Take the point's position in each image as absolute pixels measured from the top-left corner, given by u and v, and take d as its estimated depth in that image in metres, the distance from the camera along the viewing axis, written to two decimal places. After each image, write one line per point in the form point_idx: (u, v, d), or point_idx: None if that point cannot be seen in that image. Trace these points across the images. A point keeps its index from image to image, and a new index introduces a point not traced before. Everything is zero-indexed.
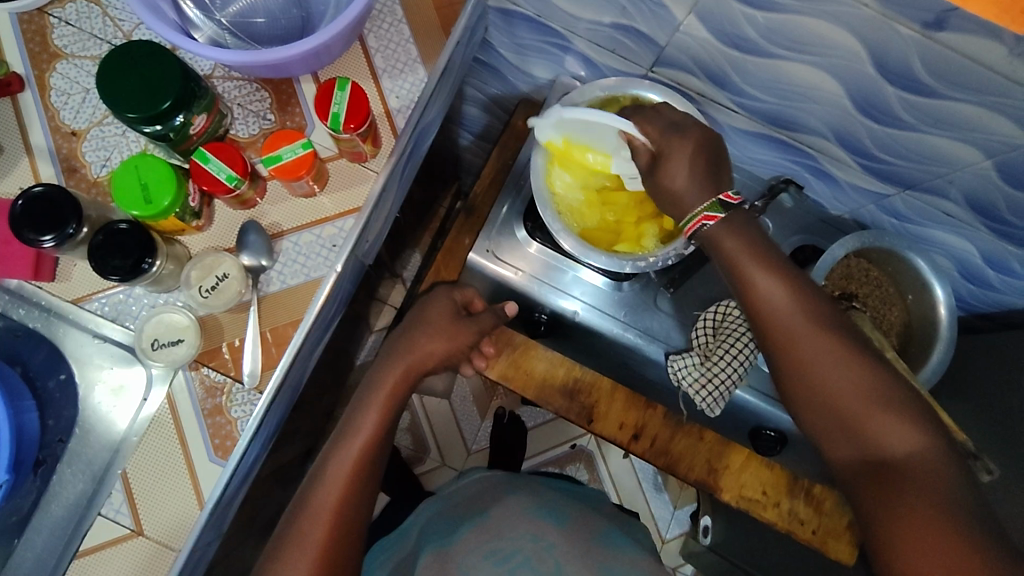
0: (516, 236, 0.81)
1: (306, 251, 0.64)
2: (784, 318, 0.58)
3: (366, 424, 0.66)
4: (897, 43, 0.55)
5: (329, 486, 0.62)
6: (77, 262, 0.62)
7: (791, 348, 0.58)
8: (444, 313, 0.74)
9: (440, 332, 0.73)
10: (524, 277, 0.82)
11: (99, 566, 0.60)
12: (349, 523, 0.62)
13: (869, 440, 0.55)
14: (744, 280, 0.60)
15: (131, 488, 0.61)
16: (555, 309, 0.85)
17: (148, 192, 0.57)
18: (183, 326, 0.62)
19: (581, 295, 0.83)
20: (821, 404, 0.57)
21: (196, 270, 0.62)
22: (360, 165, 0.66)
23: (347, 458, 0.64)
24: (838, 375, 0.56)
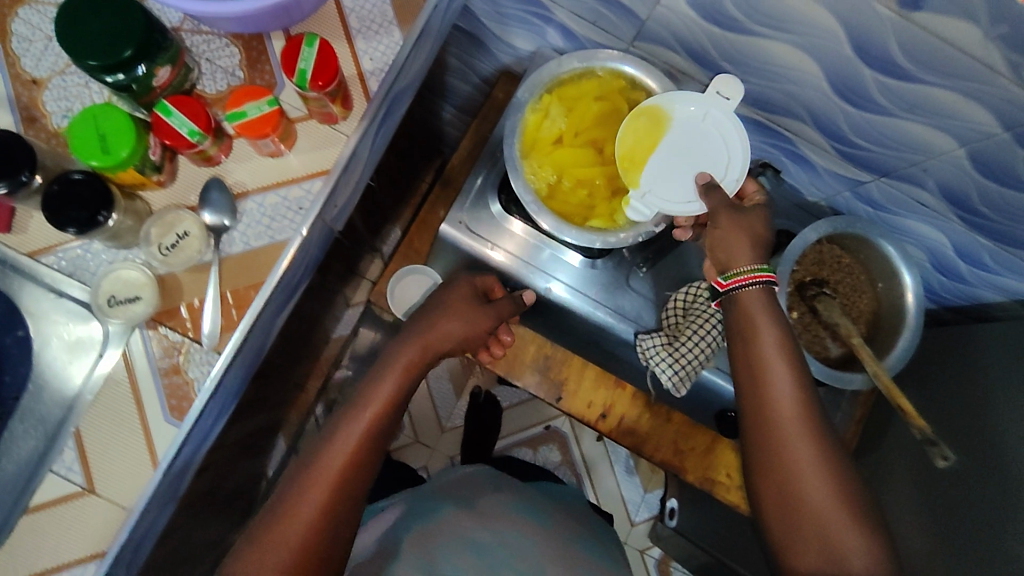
0: (491, 209, 0.80)
1: (271, 212, 0.63)
2: (785, 407, 0.58)
3: (376, 400, 0.65)
4: (875, 24, 0.54)
5: (335, 448, 0.61)
6: (34, 214, 0.61)
7: (777, 439, 0.58)
8: (464, 297, 0.75)
9: (458, 314, 0.73)
10: (499, 252, 0.80)
11: (48, 524, 0.59)
12: (349, 490, 0.59)
13: (828, 545, 0.54)
14: (757, 364, 0.60)
15: (84, 446, 0.60)
16: (527, 284, 0.82)
17: (106, 143, 0.56)
18: (141, 283, 0.60)
19: (556, 270, 0.81)
20: (788, 498, 0.56)
21: (156, 227, 0.61)
22: (330, 127, 0.65)
23: (358, 422, 0.62)
24: (817, 482, 0.56)
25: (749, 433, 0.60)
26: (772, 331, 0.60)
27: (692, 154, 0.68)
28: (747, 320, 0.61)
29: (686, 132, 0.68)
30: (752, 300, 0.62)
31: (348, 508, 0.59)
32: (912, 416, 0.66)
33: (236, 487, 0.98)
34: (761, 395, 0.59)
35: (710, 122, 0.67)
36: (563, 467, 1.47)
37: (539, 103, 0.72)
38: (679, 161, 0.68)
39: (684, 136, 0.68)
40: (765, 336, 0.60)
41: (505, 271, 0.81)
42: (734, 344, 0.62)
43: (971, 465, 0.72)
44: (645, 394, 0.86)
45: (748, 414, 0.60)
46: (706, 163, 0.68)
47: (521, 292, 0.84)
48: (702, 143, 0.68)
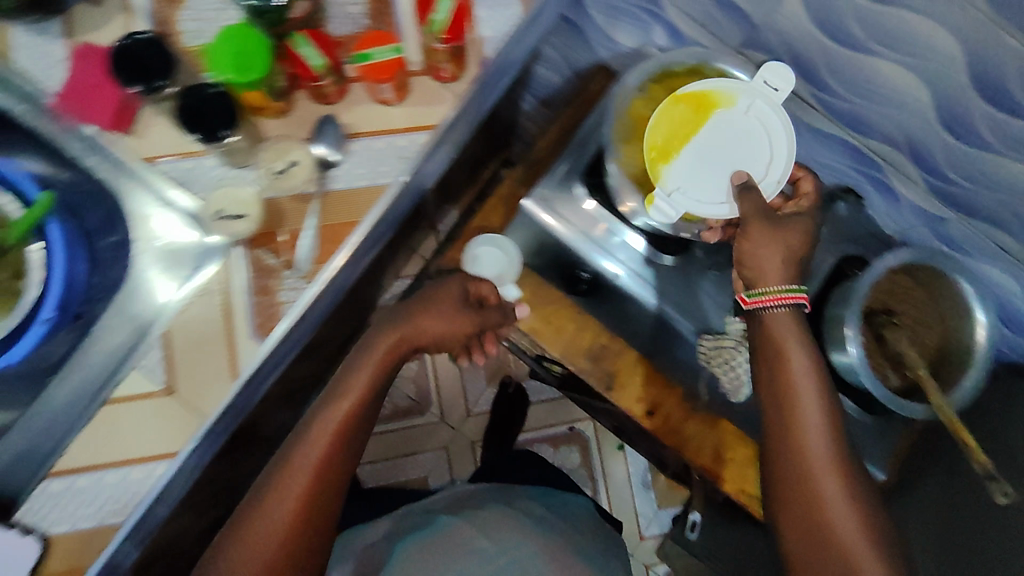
0: (574, 192, 0.80)
1: (375, 156, 0.66)
2: (810, 442, 0.62)
3: (352, 392, 0.68)
4: (999, 53, 0.55)
5: (312, 443, 0.65)
6: (157, 123, 0.63)
7: (803, 472, 0.61)
8: (452, 298, 0.77)
9: (442, 314, 0.75)
10: (573, 231, 0.80)
11: (123, 418, 0.60)
12: (327, 484, 0.64)
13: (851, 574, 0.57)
14: (789, 398, 0.64)
15: (170, 348, 0.61)
16: (597, 270, 0.82)
17: (238, 59, 0.58)
18: (247, 202, 0.62)
19: (628, 261, 0.80)
20: (816, 529, 0.59)
21: (268, 152, 0.64)
22: (439, 84, 0.66)
23: (333, 418, 0.66)
24: (844, 513, 0.59)
25: (773, 467, 0.64)
26: (802, 366, 0.64)
27: (730, 151, 0.70)
28: (777, 355, 0.65)
29: (724, 127, 0.70)
30: (779, 321, 0.66)
31: (331, 497, 0.65)
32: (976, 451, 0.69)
33: (273, 432, 1.00)
34: (790, 430, 0.63)
35: (753, 118, 0.70)
36: (580, 470, 1.47)
37: (645, 93, 0.74)
38: (715, 155, 0.70)
39: (721, 131, 0.70)
40: (798, 369, 0.64)
41: (577, 252, 0.81)
42: (766, 369, 0.66)
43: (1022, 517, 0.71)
44: (692, 399, 0.87)
45: (775, 449, 0.64)
46: (744, 161, 0.69)
47: (590, 276, 0.83)
48: (740, 138, 0.70)
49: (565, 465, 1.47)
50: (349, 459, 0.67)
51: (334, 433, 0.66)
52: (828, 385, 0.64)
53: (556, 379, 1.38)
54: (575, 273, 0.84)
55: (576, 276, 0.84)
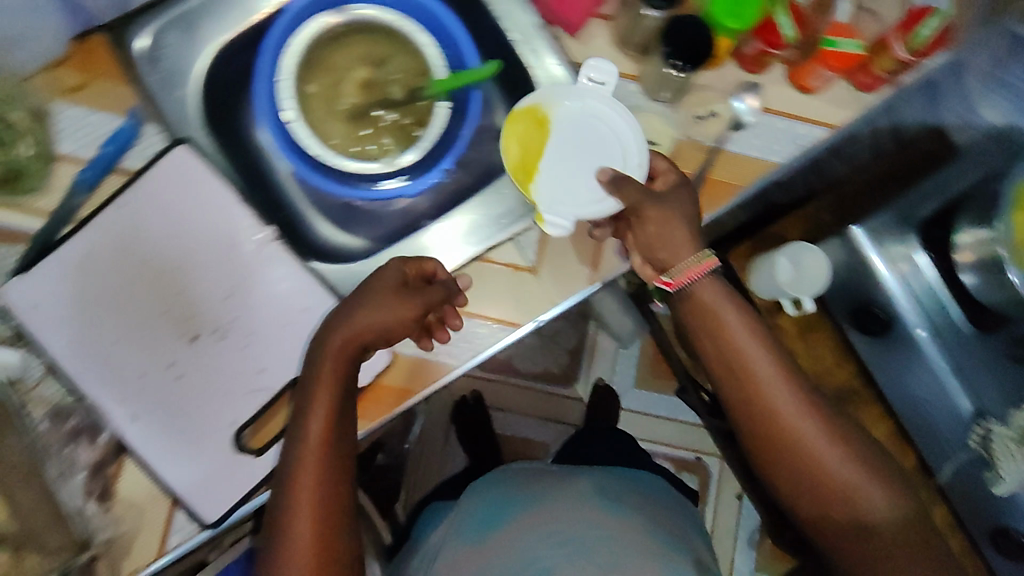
0: (909, 249, 0.83)
1: (774, 133, 0.69)
2: (816, 444, 0.58)
3: (316, 413, 0.56)
4: None
5: (297, 475, 0.55)
6: (601, 37, 0.69)
7: (778, 425, 0.59)
8: (387, 291, 0.60)
9: (384, 307, 0.59)
10: (889, 271, 0.85)
11: (492, 277, 0.69)
12: (339, 466, 0.57)
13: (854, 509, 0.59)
14: (774, 419, 0.59)
15: (547, 237, 0.70)
16: (892, 311, 0.85)
17: (738, 7, 0.62)
18: (664, 135, 0.68)
19: (930, 315, 0.83)
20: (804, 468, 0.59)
21: (693, 98, 0.68)
22: (858, 92, 0.69)
23: (310, 435, 0.56)
24: (825, 450, 0.58)
25: (792, 486, 0.61)
26: (773, 370, 0.59)
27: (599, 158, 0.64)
28: (736, 363, 0.60)
29: (569, 126, 0.65)
30: (707, 289, 0.61)
31: (338, 497, 0.56)
32: None
33: None
34: (799, 453, 0.59)
35: (587, 109, 0.64)
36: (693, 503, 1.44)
37: None
38: (577, 159, 0.64)
39: (567, 132, 0.65)
40: (765, 376, 0.59)
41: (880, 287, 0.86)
42: (700, 337, 0.62)
43: None
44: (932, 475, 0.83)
45: (787, 475, 0.60)
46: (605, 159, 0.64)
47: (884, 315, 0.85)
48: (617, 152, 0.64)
49: None
50: (346, 469, 0.58)
51: (315, 468, 0.55)
52: (762, 331, 0.61)
53: (704, 404, 1.24)
54: (868, 308, 0.86)
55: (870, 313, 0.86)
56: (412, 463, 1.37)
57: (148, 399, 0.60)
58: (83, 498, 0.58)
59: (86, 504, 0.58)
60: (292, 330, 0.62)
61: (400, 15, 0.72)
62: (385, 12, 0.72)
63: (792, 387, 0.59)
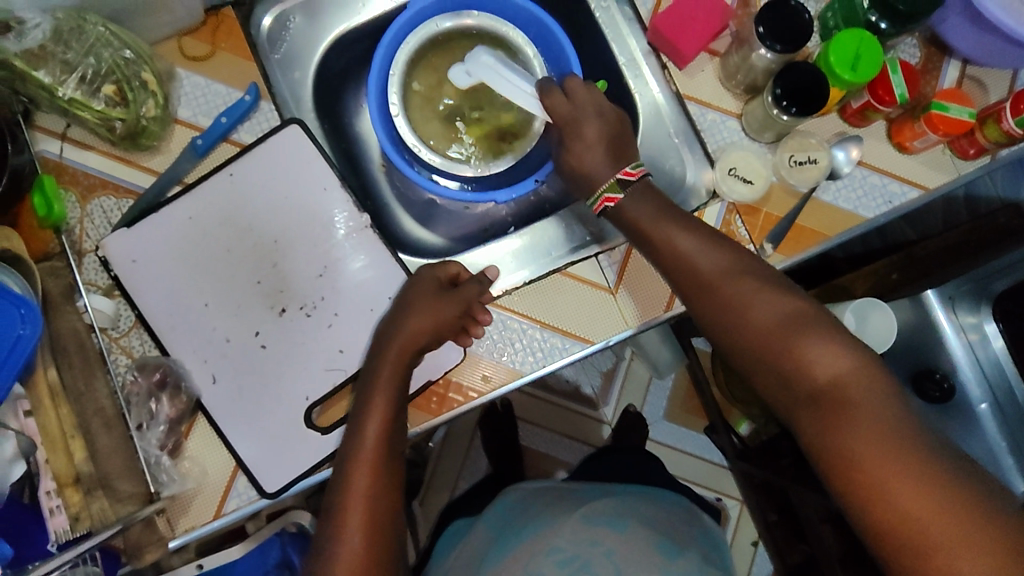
0: (980, 319, 0.80)
1: (868, 188, 0.70)
2: (769, 328, 0.54)
3: (375, 414, 0.57)
4: None
5: (349, 474, 0.55)
6: (706, 72, 0.71)
7: (737, 317, 0.56)
8: (426, 296, 0.62)
9: (427, 314, 0.61)
10: (961, 342, 0.81)
11: (570, 291, 0.68)
12: (390, 461, 0.56)
13: (807, 374, 0.52)
14: (731, 314, 0.56)
15: (626, 260, 0.69)
16: (957, 381, 0.81)
17: (856, 62, 0.64)
18: (759, 174, 0.68)
19: (994, 388, 0.80)
20: (750, 345, 0.55)
21: (793, 141, 0.68)
22: (953, 158, 0.71)
23: (365, 440, 0.56)
24: (764, 310, 0.55)
25: (778, 392, 0.54)
26: (723, 274, 0.57)
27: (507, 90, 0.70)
28: (690, 271, 0.58)
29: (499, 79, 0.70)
30: (647, 216, 0.61)
31: (386, 507, 0.55)
32: None
33: None
34: (763, 342, 0.54)
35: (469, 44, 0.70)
36: None
37: None
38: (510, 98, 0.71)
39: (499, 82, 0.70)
40: (714, 272, 0.57)
41: (947, 353, 0.81)
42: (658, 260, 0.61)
43: None
44: None
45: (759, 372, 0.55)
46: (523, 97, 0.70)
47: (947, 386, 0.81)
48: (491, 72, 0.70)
49: None
50: (397, 479, 0.57)
51: (369, 467, 0.55)
52: (729, 246, 0.58)
53: (732, 447, 1.15)
54: (928, 371, 0.82)
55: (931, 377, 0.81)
56: (433, 462, 1.37)
57: (230, 362, 0.62)
58: (156, 449, 0.59)
59: (157, 456, 0.59)
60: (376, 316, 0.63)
61: (518, 29, 0.75)
62: (504, 24, 0.74)
63: (741, 278, 0.56)
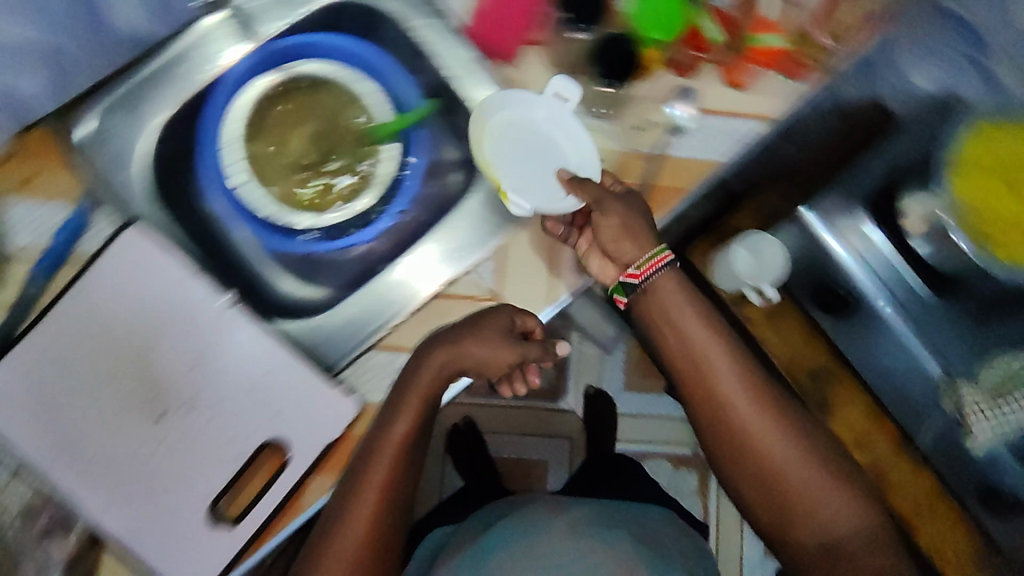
0: (853, 216, 0.86)
1: (714, 133, 0.70)
2: (788, 473, 0.62)
3: (406, 414, 0.61)
4: None
5: (374, 464, 0.60)
6: (533, 61, 0.69)
7: (729, 415, 0.62)
8: (499, 335, 0.63)
9: (494, 349, 0.62)
10: (852, 252, 0.86)
11: (451, 311, 0.66)
12: (404, 468, 0.61)
13: (785, 486, 0.62)
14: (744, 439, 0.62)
15: (503, 264, 0.67)
16: (856, 290, 0.86)
17: (661, 19, 0.65)
18: (606, 149, 0.69)
19: (891, 287, 0.85)
20: (735, 443, 0.62)
21: (629, 108, 0.69)
22: (788, 80, 0.70)
23: (382, 446, 0.60)
24: (754, 416, 0.62)
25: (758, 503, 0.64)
26: (724, 368, 0.62)
27: (537, 147, 0.64)
28: (691, 364, 0.63)
29: (525, 129, 0.65)
30: (665, 284, 0.63)
31: (387, 523, 0.60)
32: None
33: None
34: (752, 447, 0.62)
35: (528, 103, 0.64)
36: (694, 496, 1.46)
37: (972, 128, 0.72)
38: (535, 160, 0.65)
39: (525, 130, 0.65)
40: (732, 395, 0.62)
41: (843, 268, 0.87)
42: (652, 340, 0.66)
43: None
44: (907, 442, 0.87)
45: (748, 483, 0.63)
46: (554, 157, 0.64)
47: (846, 296, 0.87)
48: (515, 124, 0.65)
49: (681, 487, 1.47)
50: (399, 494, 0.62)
51: (384, 468, 0.60)
52: (732, 342, 0.63)
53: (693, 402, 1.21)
54: (830, 288, 0.88)
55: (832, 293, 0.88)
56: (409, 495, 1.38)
57: (125, 480, 0.60)
58: None
59: None
60: (264, 392, 0.62)
61: (346, 66, 0.73)
62: (331, 65, 0.73)
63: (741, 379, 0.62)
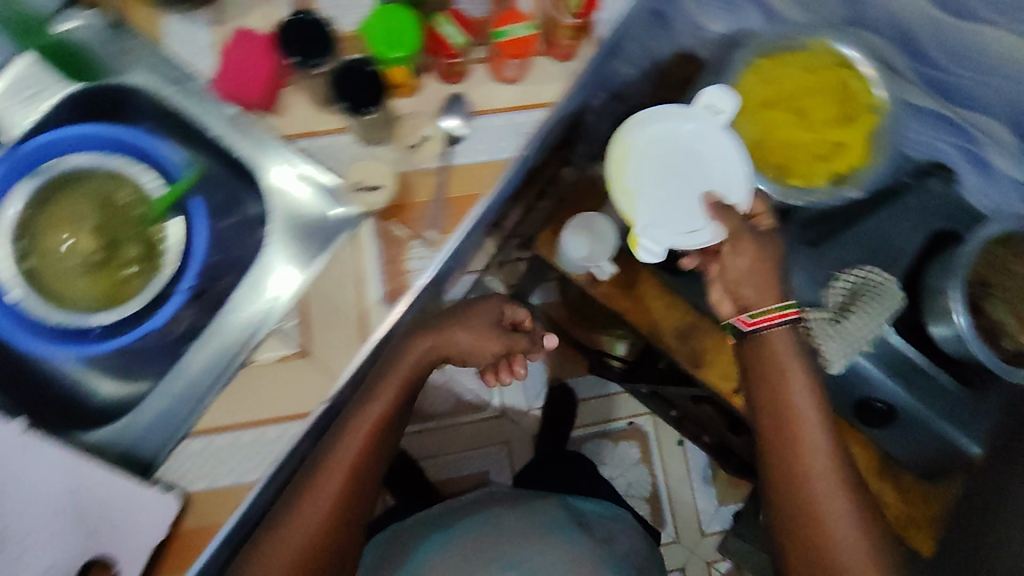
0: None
1: (497, 133, 0.69)
2: (846, 559, 0.60)
3: (384, 397, 0.74)
4: None
5: (348, 439, 0.72)
6: (297, 102, 0.66)
7: (791, 453, 0.64)
8: (487, 319, 0.85)
9: (475, 332, 0.82)
10: None
11: (262, 378, 0.65)
12: (357, 480, 0.72)
13: (822, 532, 0.62)
14: (816, 531, 0.62)
15: (307, 315, 0.65)
16: (694, 246, 0.81)
17: (392, 35, 0.60)
18: (386, 175, 0.65)
19: None
20: (790, 487, 0.63)
21: (399, 128, 0.67)
22: (558, 63, 0.70)
23: (343, 458, 0.71)
24: (821, 468, 0.63)
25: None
26: (804, 417, 0.64)
27: (682, 172, 0.72)
28: (787, 413, 0.64)
29: (687, 148, 0.72)
30: (776, 342, 0.65)
31: (330, 543, 0.69)
32: None
33: None
34: (796, 475, 0.63)
35: (708, 133, 0.71)
36: (638, 465, 1.49)
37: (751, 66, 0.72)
38: (683, 180, 0.71)
39: (694, 153, 0.72)
40: (818, 465, 0.63)
41: None
42: (749, 386, 0.67)
43: None
44: None
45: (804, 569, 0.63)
46: (710, 178, 0.71)
47: (686, 254, 0.82)
48: (682, 140, 0.72)
49: (625, 461, 1.49)
50: (348, 516, 0.72)
51: (342, 475, 0.71)
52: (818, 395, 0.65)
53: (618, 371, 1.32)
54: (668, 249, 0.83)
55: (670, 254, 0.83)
56: None
57: None
58: None
59: None
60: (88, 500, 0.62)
61: (117, 154, 0.72)
62: (100, 156, 0.72)
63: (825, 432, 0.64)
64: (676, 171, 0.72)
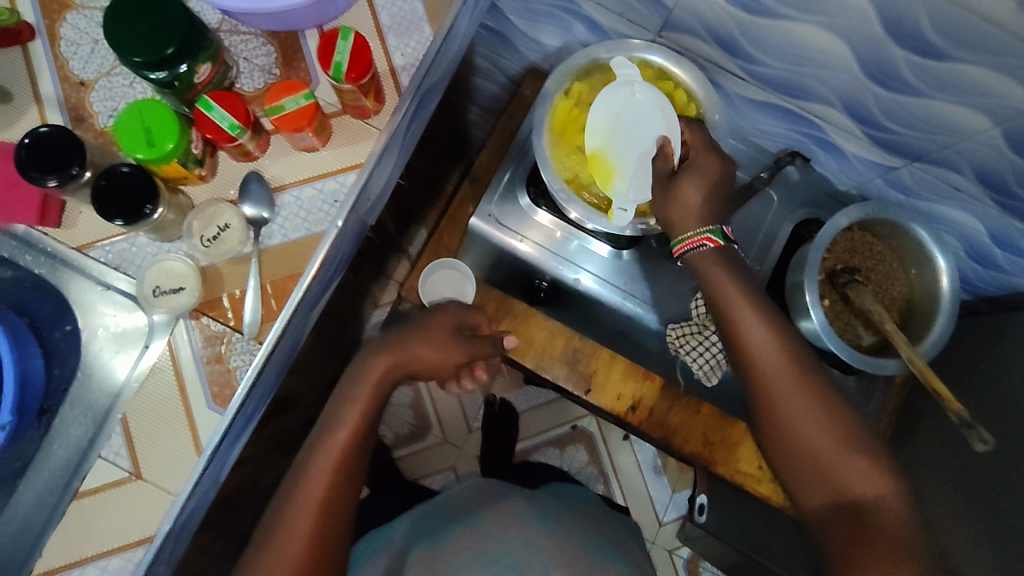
0: (519, 202, 0.81)
1: (307, 205, 0.64)
2: (820, 443, 0.57)
3: (361, 397, 0.67)
4: (873, 36, 0.57)
5: (318, 474, 0.63)
6: (83, 210, 0.63)
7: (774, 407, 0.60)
8: (445, 327, 0.74)
9: (435, 340, 0.72)
10: (529, 245, 0.82)
11: (98, 506, 0.61)
12: (349, 472, 0.64)
13: (833, 486, 0.57)
14: (781, 422, 0.59)
15: (131, 433, 0.62)
16: (555, 277, 0.84)
17: (151, 135, 0.57)
18: (185, 274, 0.62)
19: (583, 262, 0.82)
20: (791, 443, 0.59)
21: (197, 220, 0.63)
22: (363, 121, 0.66)
23: (332, 450, 0.64)
24: (802, 412, 0.58)
25: (797, 480, 0.59)
26: (783, 366, 0.60)
27: (634, 133, 0.67)
28: (754, 364, 0.60)
29: (625, 116, 0.68)
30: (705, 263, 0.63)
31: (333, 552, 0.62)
32: (948, 400, 0.65)
33: (272, 482, 0.99)
34: (789, 430, 0.59)
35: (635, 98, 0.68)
36: (588, 468, 1.42)
37: (566, 95, 0.72)
38: (628, 146, 0.68)
39: (627, 121, 0.68)
40: (791, 409, 0.59)
41: (534, 264, 0.83)
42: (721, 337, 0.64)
43: (1006, 445, 0.70)
44: (676, 387, 0.85)
45: (788, 465, 0.59)
46: (648, 131, 0.67)
47: (549, 284, 0.86)
48: (635, 113, 0.68)
49: (574, 465, 1.42)
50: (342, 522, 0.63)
51: (329, 471, 0.63)
52: (785, 336, 0.61)
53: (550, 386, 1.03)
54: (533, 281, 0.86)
55: (535, 285, 0.87)
56: None
57: None
58: None
59: None
60: None
61: None
62: None
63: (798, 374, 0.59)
64: (636, 133, 0.68)
